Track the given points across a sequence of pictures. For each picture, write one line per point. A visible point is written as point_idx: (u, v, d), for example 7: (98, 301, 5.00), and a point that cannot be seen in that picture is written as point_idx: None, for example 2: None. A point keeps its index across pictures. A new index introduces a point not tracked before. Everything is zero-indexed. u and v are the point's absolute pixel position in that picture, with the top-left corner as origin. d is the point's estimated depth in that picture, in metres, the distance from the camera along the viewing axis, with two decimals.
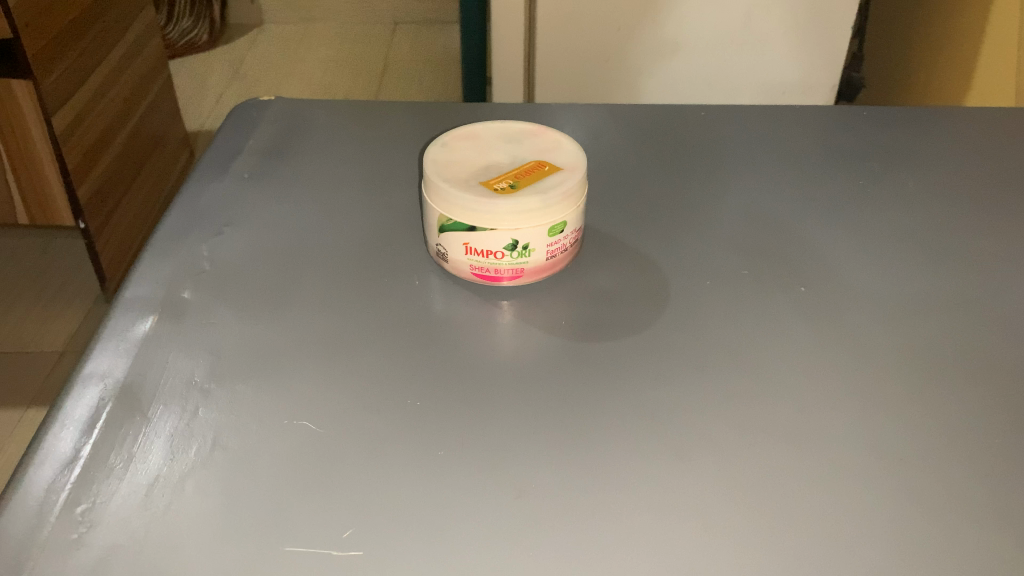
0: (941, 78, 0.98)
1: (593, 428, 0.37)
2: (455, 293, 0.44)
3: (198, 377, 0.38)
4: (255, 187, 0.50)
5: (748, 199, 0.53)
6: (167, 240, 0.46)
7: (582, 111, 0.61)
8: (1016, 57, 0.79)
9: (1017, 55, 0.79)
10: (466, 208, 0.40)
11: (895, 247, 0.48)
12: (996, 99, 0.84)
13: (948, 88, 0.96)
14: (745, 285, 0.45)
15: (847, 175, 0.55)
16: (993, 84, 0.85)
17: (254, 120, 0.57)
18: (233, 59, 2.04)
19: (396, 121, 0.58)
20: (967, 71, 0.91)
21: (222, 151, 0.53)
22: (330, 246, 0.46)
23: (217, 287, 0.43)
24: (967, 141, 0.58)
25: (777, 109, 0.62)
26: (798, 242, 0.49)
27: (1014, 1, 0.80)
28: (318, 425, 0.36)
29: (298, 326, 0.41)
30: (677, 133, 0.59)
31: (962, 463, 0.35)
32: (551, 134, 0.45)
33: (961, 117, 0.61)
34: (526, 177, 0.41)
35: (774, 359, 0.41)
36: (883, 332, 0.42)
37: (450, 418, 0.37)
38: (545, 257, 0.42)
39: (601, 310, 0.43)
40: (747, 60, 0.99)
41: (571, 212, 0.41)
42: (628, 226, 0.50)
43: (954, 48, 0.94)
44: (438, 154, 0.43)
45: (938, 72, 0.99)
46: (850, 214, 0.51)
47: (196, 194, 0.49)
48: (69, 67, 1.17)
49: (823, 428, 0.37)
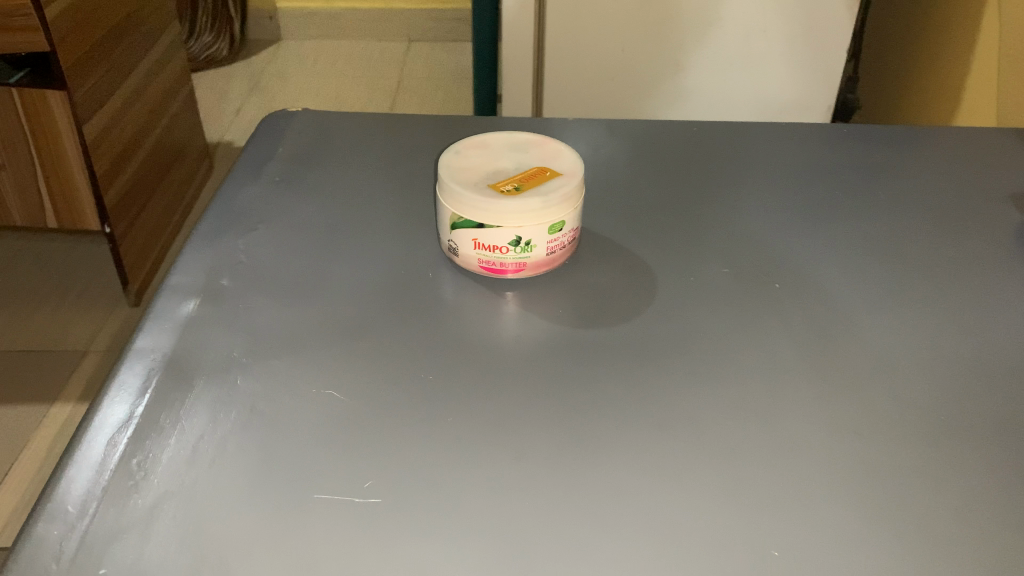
0: (930, 104, 1.03)
1: (584, 403, 0.41)
2: (464, 285, 0.49)
3: (236, 353, 0.43)
4: (284, 189, 0.56)
5: (734, 207, 0.57)
6: (206, 234, 0.51)
7: (584, 125, 0.66)
8: (997, 82, 0.84)
9: (997, 81, 0.84)
10: (477, 208, 0.45)
11: (865, 253, 0.53)
12: (979, 122, 0.89)
13: (936, 112, 1.01)
14: (727, 284, 0.50)
15: (826, 188, 0.60)
16: (976, 109, 0.90)
17: (283, 130, 0.62)
18: (253, 74, 2.11)
19: (413, 131, 0.63)
20: (954, 94, 0.96)
21: (254, 156, 0.59)
22: (352, 243, 0.51)
23: (252, 276, 0.48)
24: (938, 160, 0.63)
25: (765, 126, 0.67)
26: (776, 248, 0.54)
27: (996, 31, 0.85)
28: (342, 395, 0.41)
29: (324, 312, 0.46)
30: (670, 146, 0.64)
31: (909, 441, 0.40)
32: (553, 144, 0.50)
33: (936, 137, 0.66)
34: (529, 181, 0.46)
35: (749, 349, 0.45)
36: (849, 328, 0.47)
37: (459, 392, 0.42)
38: (545, 253, 0.47)
39: (596, 303, 0.48)
40: (746, 81, 1.04)
41: (568, 213, 0.46)
42: (622, 230, 0.54)
43: (942, 76, 0.99)
44: (451, 160, 0.48)
45: (928, 96, 1.04)
46: (826, 222, 0.56)
47: (231, 195, 0.54)
48: (99, 80, 1.23)
49: (789, 408, 0.42)
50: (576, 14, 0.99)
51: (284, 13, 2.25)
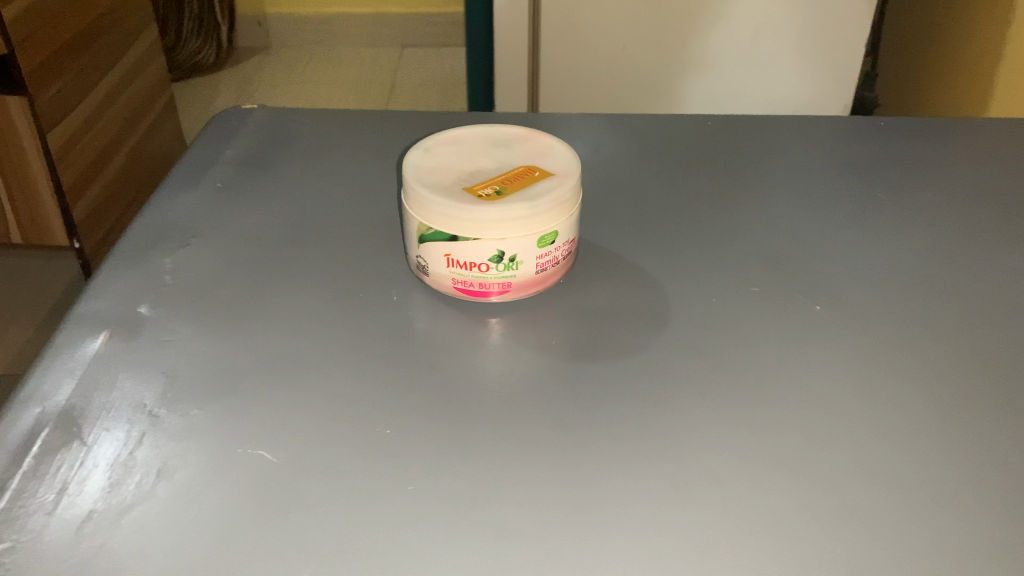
0: (958, 96, 0.94)
1: (583, 461, 0.32)
2: (437, 309, 0.40)
3: (147, 401, 0.34)
4: (228, 197, 0.47)
5: (759, 212, 0.49)
6: (129, 251, 0.42)
7: (581, 121, 0.57)
8: None
9: None
10: (448, 216, 0.37)
11: (918, 263, 0.44)
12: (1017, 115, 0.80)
13: (965, 108, 0.92)
14: (755, 303, 0.41)
15: (865, 187, 0.51)
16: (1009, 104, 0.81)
17: (235, 129, 0.54)
18: (240, 81, 2.03)
19: (384, 131, 0.54)
20: (987, 85, 0.87)
21: (197, 159, 0.50)
22: (303, 260, 0.43)
23: (179, 302, 0.40)
24: (990, 155, 0.54)
25: (790, 119, 0.58)
26: (812, 258, 0.45)
27: None
28: (276, 455, 0.32)
29: (263, 346, 0.38)
30: (682, 143, 0.55)
31: (999, 505, 0.31)
32: (543, 139, 0.41)
33: (986, 128, 0.57)
34: (513, 183, 0.38)
35: (788, 386, 0.36)
36: (911, 356, 0.38)
37: (424, 448, 0.33)
38: (534, 271, 0.38)
39: (597, 330, 0.39)
40: (759, 76, 0.95)
41: (562, 222, 0.38)
42: (628, 240, 0.46)
43: (971, 67, 0.91)
44: (418, 158, 0.39)
45: (955, 87, 0.95)
46: (869, 229, 0.47)
47: (164, 204, 0.46)
48: (66, 85, 1.15)
49: (843, 462, 0.33)
50: (572, 6, 0.91)
51: (272, 18, 2.18)
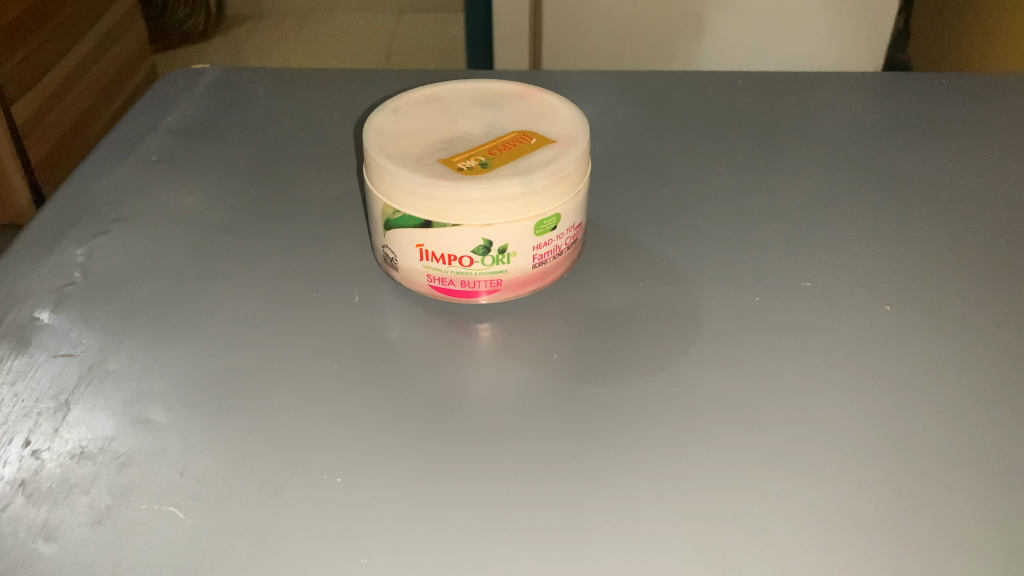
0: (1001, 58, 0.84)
1: (594, 518, 0.25)
2: (411, 312, 0.32)
3: (33, 437, 0.27)
4: (163, 172, 0.39)
5: (804, 184, 0.40)
6: (32, 240, 0.34)
7: (588, 80, 0.49)
8: None
9: None
10: (419, 198, 0.29)
11: (1003, 244, 0.36)
12: None
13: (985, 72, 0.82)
14: (806, 297, 0.33)
15: (931, 150, 0.42)
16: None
17: (180, 91, 0.46)
18: (230, 51, 1.94)
19: (354, 94, 0.46)
20: None
21: (130, 126, 0.42)
22: (246, 251, 0.35)
23: (90, 304, 0.32)
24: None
25: (835, 74, 0.49)
26: (871, 238, 0.36)
27: None
28: (190, 512, 0.25)
29: (187, 362, 0.30)
30: (707, 104, 0.47)
31: None
32: (542, 96, 0.33)
33: None
34: (503, 153, 0.30)
35: (854, 409, 0.28)
36: (1009, 368, 0.30)
37: (382, 503, 0.25)
38: (531, 264, 0.31)
39: (611, 337, 0.31)
40: (784, 33, 0.86)
41: (565, 201, 0.30)
42: (645, 220, 0.38)
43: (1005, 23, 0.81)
44: (382, 120, 0.31)
45: None
46: (937, 203, 0.39)
47: (85, 181, 0.38)
48: (32, 54, 1.07)
49: (936, 519, 0.25)
50: None
51: None
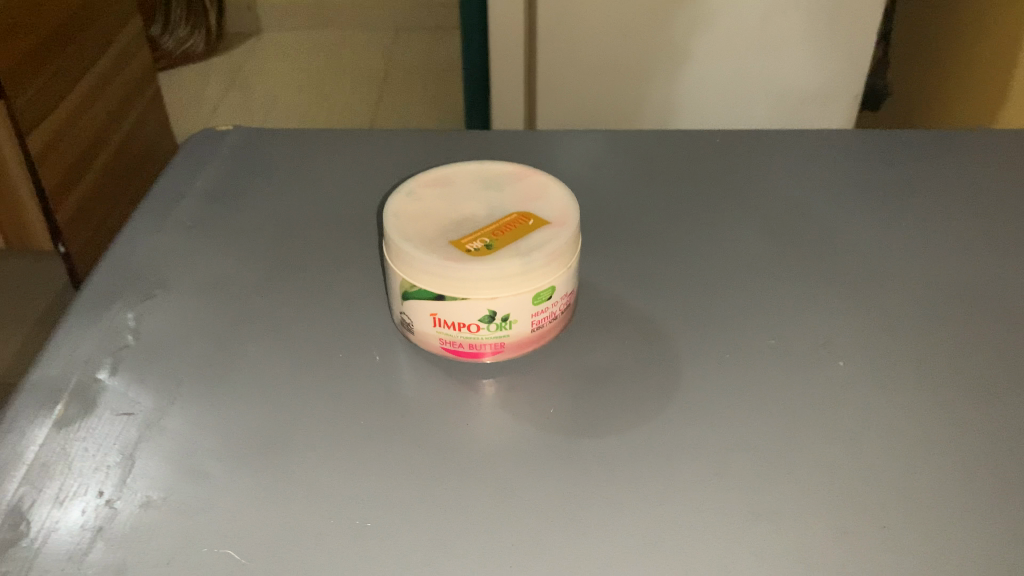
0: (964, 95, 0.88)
1: (586, 556, 0.29)
2: (424, 370, 0.37)
3: (106, 490, 0.31)
4: (197, 237, 0.43)
5: (771, 243, 0.45)
6: (87, 306, 0.39)
7: (578, 138, 0.53)
8: None
9: None
10: (433, 275, 0.33)
11: (946, 299, 0.41)
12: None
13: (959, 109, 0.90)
14: (770, 354, 0.37)
15: (886, 208, 0.47)
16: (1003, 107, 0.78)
17: (206, 155, 0.50)
18: (230, 70, 1.98)
19: (366, 157, 0.51)
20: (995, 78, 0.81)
21: (163, 192, 0.47)
22: (275, 313, 0.39)
23: (142, 366, 0.36)
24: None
25: (802, 133, 0.54)
26: (829, 295, 0.41)
27: None
28: (245, 554, 0.29)
29: (231, 419, 0.34)
30: (686, 163, 0.52)
31: None
32: (537, 178, 0.38)
33: (1011, 137, 0.53)
34: (505, 234, 0.34)
35: (811, 457, 0.33)
36: (941, 415, 0.34)
37: (406, 544, 0.29)
38: (530, 328, 0.35)
39: (600, 392, 0.36)
40: (766, 67, 0.90)
41: (560, 275, 0.34)
42: (629, 279, 0.42)
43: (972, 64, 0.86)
44: (399, 205, 0.36)
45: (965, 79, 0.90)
46: (889, 259, 0.43)
47: (128, 247, 0.42)
48: (46, 84, 1.11)
49: (875, 554, 0.29)
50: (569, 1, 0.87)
51: (262, 4, 2.12)
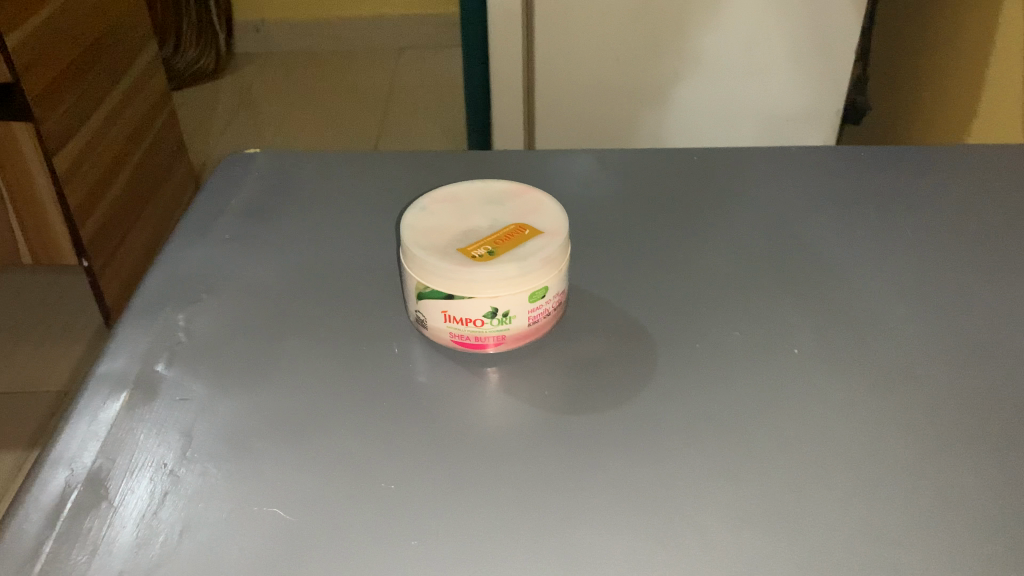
0: (936, 111, 0.94)
1: (574, 512, 0.35)
2: (436, 361, 0.42)
3: (169, 461, 0.37)
4: (234, 249, 0.49)
5: (741, 250, 0.51)
6: (143, 310, 0.45)
7: (571, 157, 0.59)
8: (1006, 91, 0.76)
9: (1006, 88, 0.76)
10: (444, 277, 0.39)
11: (893, 298, 0.46)
12: (992, 136, 0.80)
13: (933, 123, 0.95)
14: (737, 347, 0.43)
15: (844, 218, 0.53)
16: (973, 121, 0.84)
17: (239, 176, 0.56)
18: (240, 89, 2.05)
19: (382, 177, 0.57)
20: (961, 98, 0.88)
21: (202, 210, 0.52)
22: (306, 314, 0.45)
23: (193, 360, 0.42)
24: (973, 187, 0.55)
25: (773, 150, 0.60)
26: (790, 296, 0.47)
27: (1006, 31, 0.77)
28: (288, 512, 0.35)
29: (272, 403, 0.40)
30: (668, 178, 0.57)
31: (950, 542, 0.33)
32: (533, 195, 0.44)
33: (961, 153, 0.59)
34: (505, 242, 0.40)
35: (770, 434, 0.38)
36: (881, 397, 0.40)
37: (423, 504, 0.35)
38: (527, 322, 0.41)
39: (589, 378, 0.41)
40: (750, 86, 0.96)
41: (552, 277, 0.40)
42: (616, 283, 0.48)
43: (943, 82, 0.92)
44: (415, 219, 0.42)
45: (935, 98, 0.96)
46: (845, 263, 0.49)
47: (174, 258, 0.48)
48: (72, 106, 1.17)
49: (816, 515, 0.35)
50: (565, 27, 0.93)
51: (271, 25, 2.19)
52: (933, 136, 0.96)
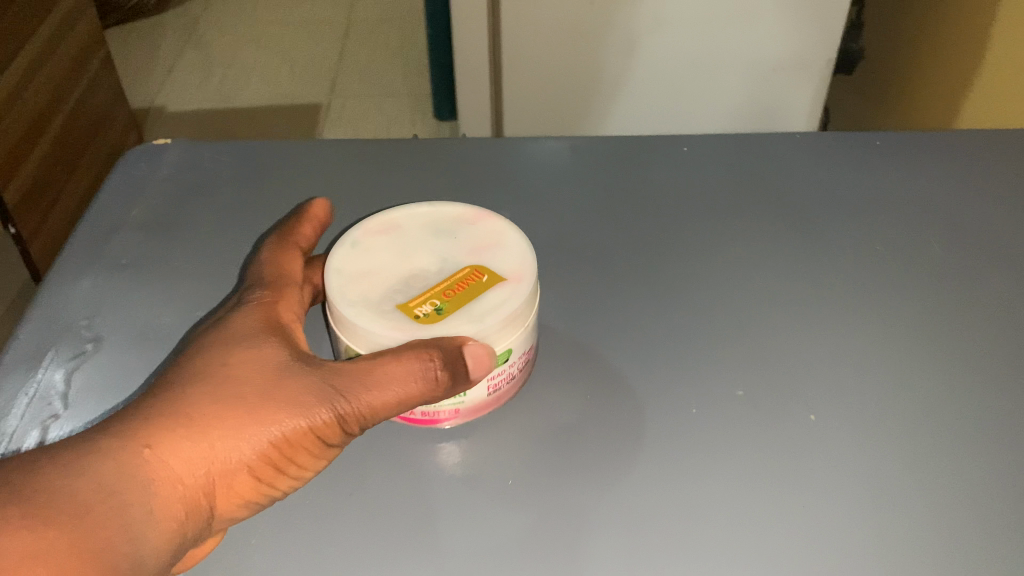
0: (932, 72, 0.86)
1: None
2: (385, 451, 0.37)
3: None
4: (135, 277, 0.41)
5: (734, 280, 0.44)
6: (15, 364, 0.36)
7: (538, 149, 0.51)
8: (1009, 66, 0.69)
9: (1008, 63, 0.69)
10: (379, 344, 0.33)
11: (906, 348, 0.40)
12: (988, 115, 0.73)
13: (924, 91, 0.87)
14: (727, 419, 0.37)
15: (851, 237, 0.46)
16: (967, 98, 0.77)
17: (145, 176, 0.47)
18: (185, 22, 1.90)
19: (312, 176, 0.48)
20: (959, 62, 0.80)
21: (98, 224, 0.44)
22: None
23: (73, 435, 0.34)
24: (990, 204, 0.48)
25: (771, 142, 0.52)
26: (791, 344, 0.41)
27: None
28: None
29: None
30: (651, 179, 0.50)
31: None
32: (492, 224, 0.37)
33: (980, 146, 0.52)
34: (457, 295, 0.34)
35: (763, 544, 0.33)
36: (893, 488, 0.35)
37: None
38: (486, 391, 0.36)
39: (560, 469, 0.36)
40: (737, 36, 0.87)
41: (515, 337, 0.35)
42: (590, 331, 0.42)
43: (942, 40, 0.84)
44: (344, 260, 0.35)
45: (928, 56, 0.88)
46: (850, 299, 0.43)
47: (59, 291, 0.40)
48: None
49: None
50: None
51: None
52: (922, 107, 0.88)
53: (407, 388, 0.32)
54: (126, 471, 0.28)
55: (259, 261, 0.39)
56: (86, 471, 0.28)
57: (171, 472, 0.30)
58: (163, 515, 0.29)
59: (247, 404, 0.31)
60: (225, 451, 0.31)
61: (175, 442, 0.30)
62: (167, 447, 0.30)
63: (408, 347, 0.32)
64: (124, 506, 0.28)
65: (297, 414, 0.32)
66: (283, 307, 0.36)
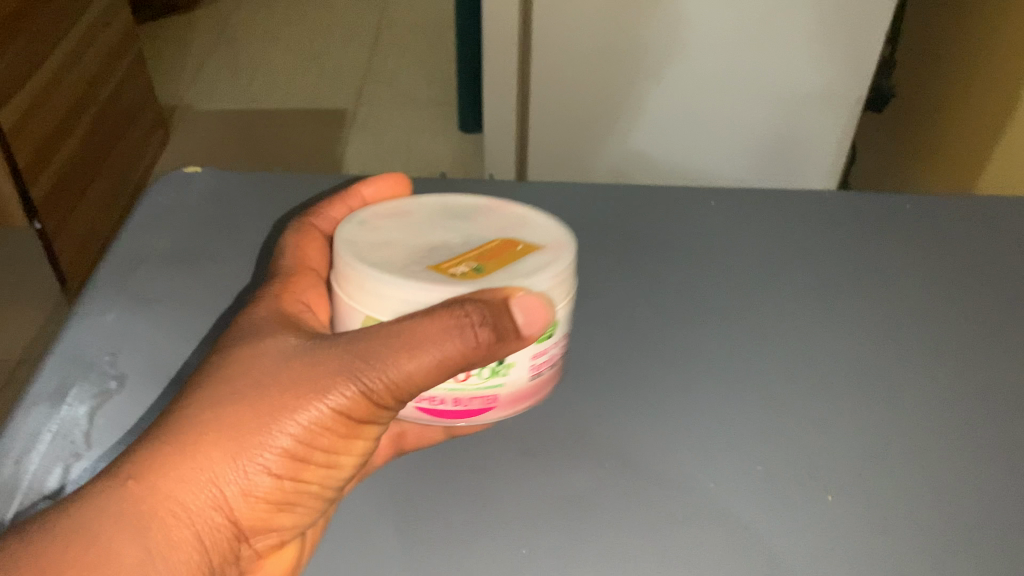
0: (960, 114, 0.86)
1: None
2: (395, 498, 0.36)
3: None
4: (161, 308, 0.41)
5: (755, 336, 0.44)
6: (43, 394, 0.37)
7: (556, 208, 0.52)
8: None
9: None
10: (412, 302, 0.34)
11: (926, 411, 0.40)
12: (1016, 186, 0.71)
13: (951, 137, 0.87)
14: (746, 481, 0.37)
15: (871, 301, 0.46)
16: (995, 148, 0.76)
17: (173, 205, 0.48)
18: (216, 22, 1.92)
19: None
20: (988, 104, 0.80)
21: (127, 254, 0.44)
22: None
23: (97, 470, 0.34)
24: (1010, 272, 0.48)
25: (788, 209, 0.53)
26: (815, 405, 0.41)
27: None
28: None
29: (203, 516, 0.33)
30: (664, 239, 0.50)
31: None
32: (501, 211, 0.40)
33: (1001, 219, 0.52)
34: (490, 259, 0.36)
35: None
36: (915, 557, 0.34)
37: None
38: (525, 377, 0.37)
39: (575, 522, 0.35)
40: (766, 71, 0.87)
41: (556, 306, 0.36)
42: (606, 379, 0.42)
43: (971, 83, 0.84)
44: (359, 234, 0.37)
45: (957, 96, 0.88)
46: (874, 362, 0.43)
47: (88, 320, 0.40)
48: (20, 52, 1.06)
49: None
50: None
51: None
52: (949, 157, 0.88)
53: (443, 351, 0.32)
54: (144, 511, 0.30)
55: (281, 248, 0.42)
56: (106, 517, 0.29)
57: (178, 503, 0.30)
58: (175, 547, 0.30)
59: (260, 414, 0.32)
60: (235, 468, 0.31)
61: (180, 472, 0.30)
62: (172, 480, 0.30)
63: (435, 317, 0.32)
64: (124, 553, 0.29)
65: (308, 413, 0.32)
66: (295, 312, 0.37)
